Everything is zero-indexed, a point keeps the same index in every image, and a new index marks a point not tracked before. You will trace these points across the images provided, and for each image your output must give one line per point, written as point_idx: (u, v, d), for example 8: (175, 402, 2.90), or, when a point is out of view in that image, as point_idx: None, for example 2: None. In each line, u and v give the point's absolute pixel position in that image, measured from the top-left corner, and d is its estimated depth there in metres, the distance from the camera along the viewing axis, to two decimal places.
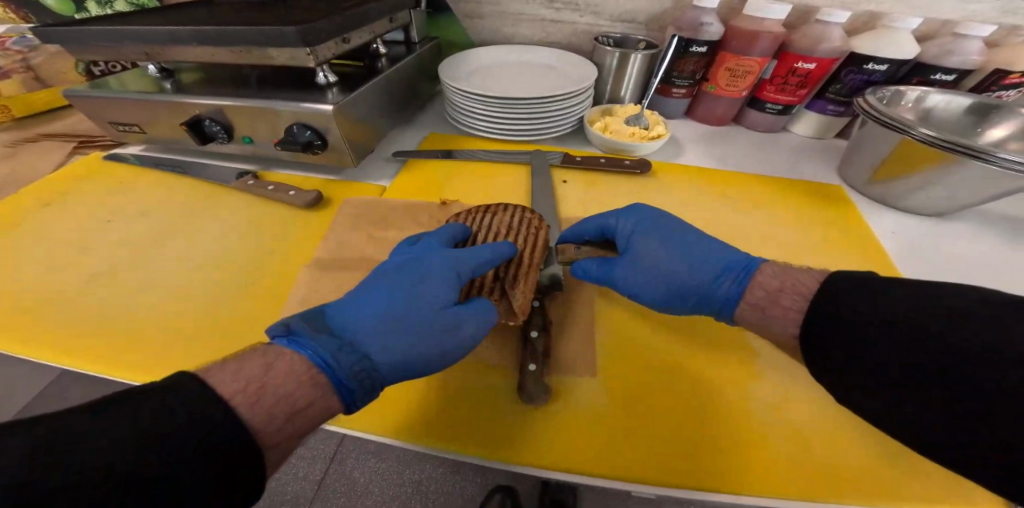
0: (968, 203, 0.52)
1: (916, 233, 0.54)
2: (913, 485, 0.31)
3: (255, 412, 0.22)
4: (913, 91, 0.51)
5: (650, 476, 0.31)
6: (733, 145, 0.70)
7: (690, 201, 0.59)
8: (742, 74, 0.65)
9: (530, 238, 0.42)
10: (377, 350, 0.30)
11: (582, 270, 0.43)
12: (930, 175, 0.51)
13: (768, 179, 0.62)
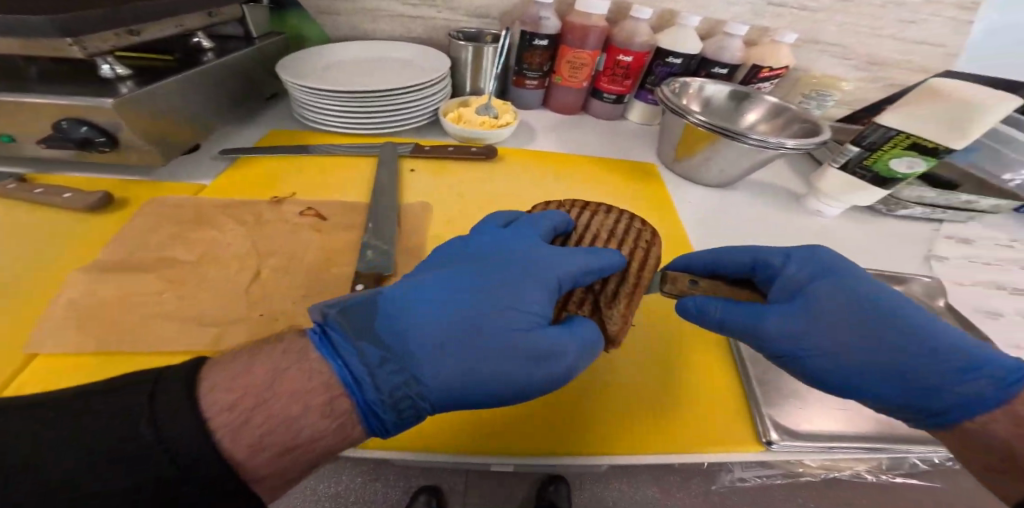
0: (736, 176, 0.64)
1: (705, 202, 0.64)
2: (681, 429, 0.38)
3: (236, 442, 0.22)
4: (687, 84, 0.65)
5: (471, 443, 0.34)
6: (578, 132, 0.78)
7: (528, 183, 0.61)
8: (580, 65, 0.75)
9: (639, 254, 0.42)
10: (443, 370, 0.28)
11: (692, 304, 0.37)
12: (708, 153, 0.62)
13: (599, 162, 0.67)
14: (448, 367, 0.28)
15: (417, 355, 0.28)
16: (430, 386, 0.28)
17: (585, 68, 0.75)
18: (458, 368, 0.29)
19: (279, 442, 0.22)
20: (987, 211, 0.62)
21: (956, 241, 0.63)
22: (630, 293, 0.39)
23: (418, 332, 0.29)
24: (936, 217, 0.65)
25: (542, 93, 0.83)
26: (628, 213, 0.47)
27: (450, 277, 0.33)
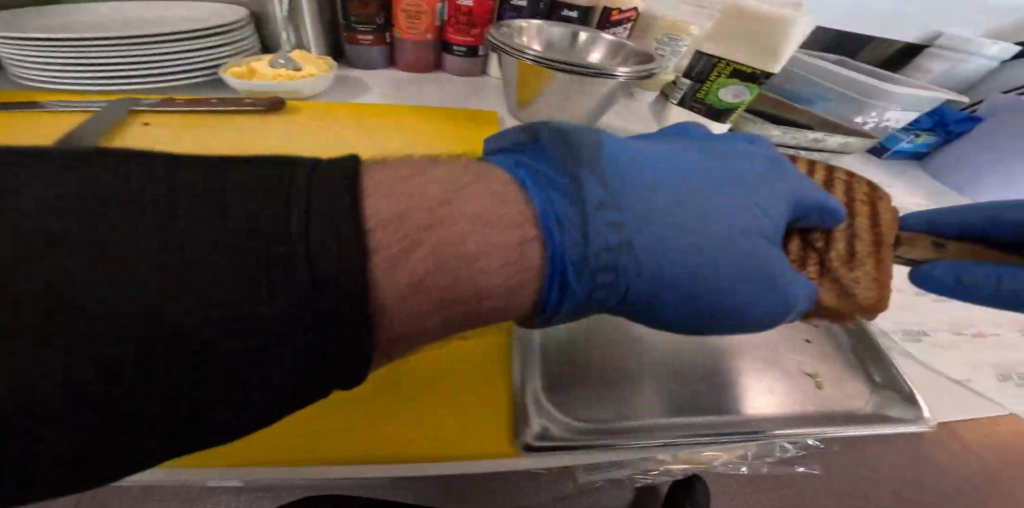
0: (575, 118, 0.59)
1: None
2: (446, 437, 0.32)
3: (398, 274, 0.21)
4: (523, 25, 0.60)
5: (224, 459, 0.29)
6: (424, 88, 0.67)
7: (320, 133, 0.52)
8: (416, 14, 0.66)
9: (861, 205, 0.36)
10: (619, 251, 0.27)
11: (940, 272, 0.28)
12: (547, 91, 0.57)
13: (422, 113, 0.58)
14: (657, 246, 0.28)
15: (625, 225, 0.27)
16: (644, 260, 0.27)
17: (425, 18, 0.67)
18: (638, 243, 0.27)
19: (440, 286, 0.22)
20: (837, 152, 0.58)
21: None
22: (872, 252, 0.32)
23: (626, 205, 0.28)
24: (790, 161, 0.61)
25: (388, 52, 0.73)
26: (836, 170, 0.41)
27: (672, 174, 0.31)
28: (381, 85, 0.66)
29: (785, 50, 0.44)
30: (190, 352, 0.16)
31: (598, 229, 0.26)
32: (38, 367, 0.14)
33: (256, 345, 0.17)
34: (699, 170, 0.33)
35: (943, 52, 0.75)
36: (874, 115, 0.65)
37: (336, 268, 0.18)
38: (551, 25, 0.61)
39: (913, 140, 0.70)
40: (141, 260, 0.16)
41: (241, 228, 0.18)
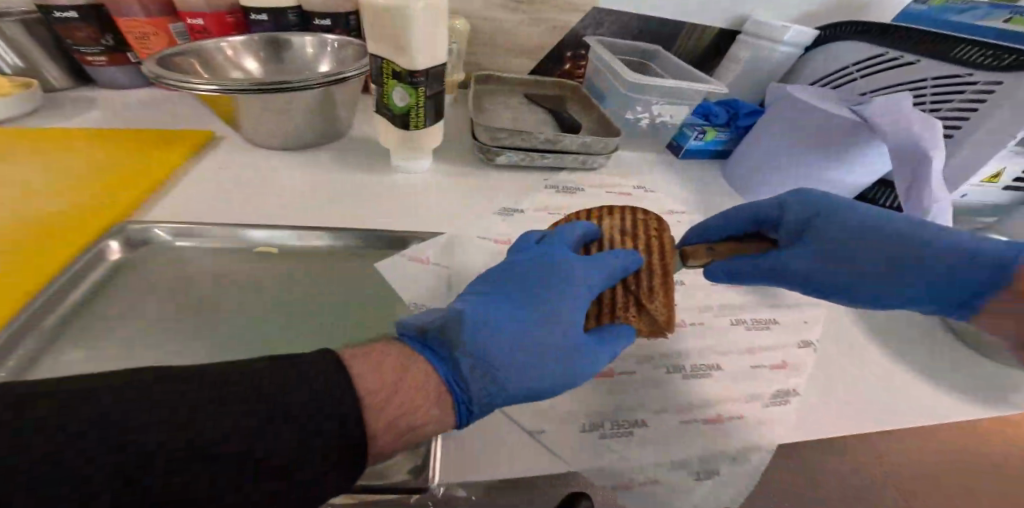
0: (295, 137, 0.54)
1: (247, 172, 0.50)
2: None
3: (386, 412, 0.23)
4: (221, 44, 0.49)
5: None
6: (165, 109, 0.58)
7: None
8: (145, 37, 0.56)
9: (654, 243, 0.43)
10: (508, 377, 0.30)
11: (721, 271, 0.38)
12: (248, 109, 0.48)
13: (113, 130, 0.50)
14: (511, 365, 0.30)
15: (489, 361, 0.29)
16: (513, 374, 0.30)
17: (161, 41, 0.57)
18: (511, 367, 0.30)
19: (398, 425, 0.23)
20: (584, 153, 0.55)
21: (557, 191, 0.55)
22: (663, 283, 0.40)
23: (489, 343, 0.30)
24: (545, 164, 0.57)
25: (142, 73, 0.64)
26: (632, 208, 0.47)
27: (543, 287, 0.35)
28: (112, 98, 0.60)
29: (431, 51, 0.41)
30: (194, 450, 0.16)
31: (482, 370, 0.29)
32: (192, 487, 0.16)
33: (312, 427, 0.19)
34: (538, 293, 0.35)
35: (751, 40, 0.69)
36: (640, 108, 0.61)
37: (331, 406, 0.20)
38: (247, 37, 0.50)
39: (701, 137, 0.64)
40: (167, 398, 0.17)
41: (213, 381, 0.19)
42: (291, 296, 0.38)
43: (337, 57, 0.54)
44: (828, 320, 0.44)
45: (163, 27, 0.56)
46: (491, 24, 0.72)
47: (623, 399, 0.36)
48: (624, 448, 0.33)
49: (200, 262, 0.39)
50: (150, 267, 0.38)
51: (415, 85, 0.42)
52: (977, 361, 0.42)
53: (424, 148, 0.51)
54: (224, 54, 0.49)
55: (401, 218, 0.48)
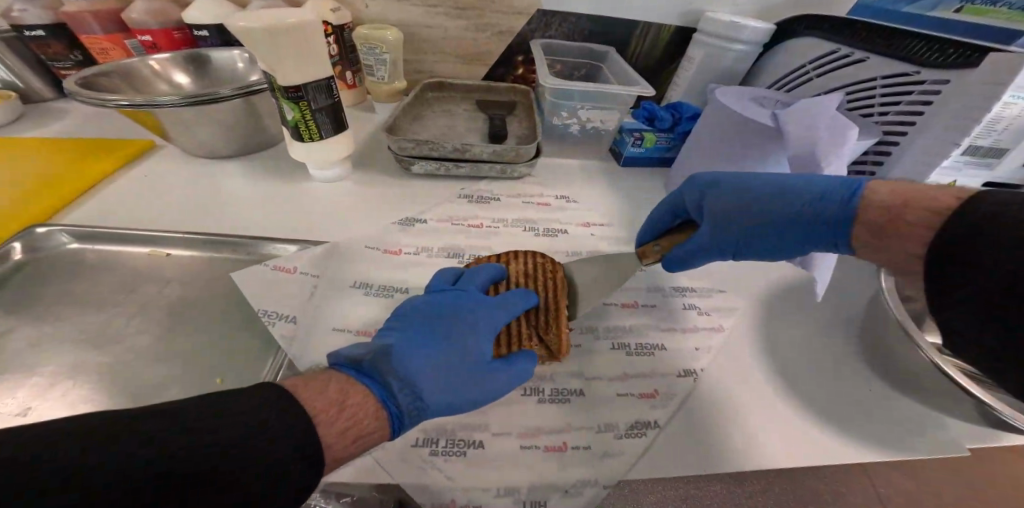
0: (221, 144, 0.56)
1: (175, 179, 0.53)
2: None
3: (332, 426, 0.24)
4: (147, 60, 0.52)
5: None
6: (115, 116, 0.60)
7: None
8: (105, 53, 0.58)
9: (551, 285, 0.42)
10: (436, 393, 0.31)
11: (676, 256, 0.42)
12: (172, 121, 0.50)
13: (54, 140, 0.53)
14: (432, 383, 0.32)
15: (412, 381, 0.31)
16: (433, 394, 0.31)
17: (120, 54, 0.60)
18: (438, 382, 0.32)
19: (352, 431, 0.25)
20: (499, 162, 0.55)
21: (470, 201, 0.55)
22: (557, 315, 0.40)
23: (411, 364, 0.32)
24: (464, 173, 0.57)
25: None
26: (517, 252, 0.46)
27: (460, 309, 0.36)
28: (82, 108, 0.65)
29: (304, 65, 0.43)
30: (203, 463, 0.18)
31: (413, 385, 0.31)
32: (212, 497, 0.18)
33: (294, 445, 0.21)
34: (457, 311, 0.36)
35: (704, 39, 0.59)
36: (567, 114, 0.58)
37: (303, 432, 0.22)
38: (173, 54, 0.53)
39: (639, 144, 0.59)
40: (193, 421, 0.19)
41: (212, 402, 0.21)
42: (200, 301, 0.39)
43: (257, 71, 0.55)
44: (724, 348, 0.40)
45: (120, 42, 0.58)
46: (433, 33, 0.72)
47: (469, 418, 0.36)
48: (453, 473, 0.32)
49: (94, 261, 0.41)
50: (50, 269, 0.40)
51: (297, 99, 0.45)
52: (894, 401, 0.36)
53: (338, 157, 0.53)
54: (150, 69, 0.52)
55: (298, 226, 0.48)
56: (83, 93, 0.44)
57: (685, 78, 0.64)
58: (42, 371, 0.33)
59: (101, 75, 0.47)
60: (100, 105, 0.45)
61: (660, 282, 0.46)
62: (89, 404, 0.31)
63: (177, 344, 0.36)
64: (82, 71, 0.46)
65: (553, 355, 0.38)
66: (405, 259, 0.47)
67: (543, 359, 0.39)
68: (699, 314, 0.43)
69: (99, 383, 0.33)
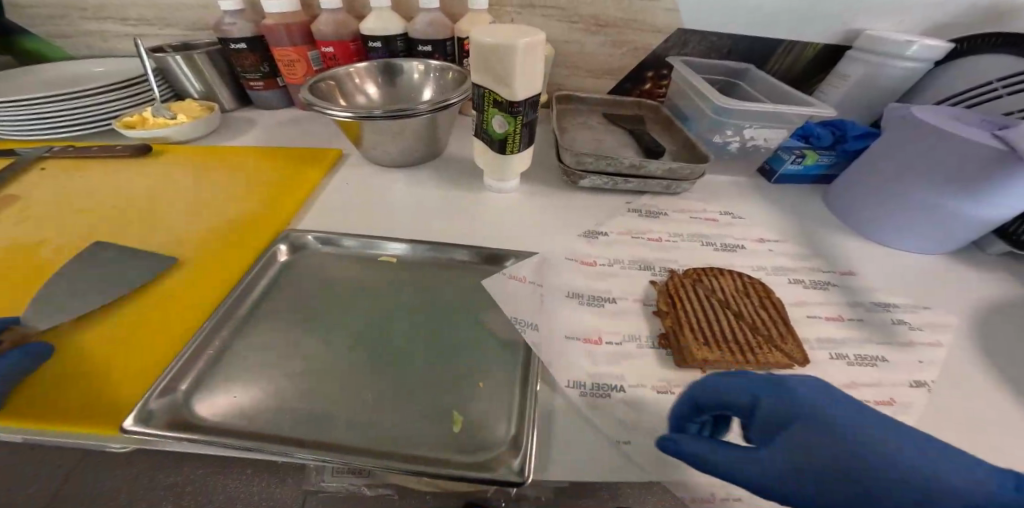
0: (404, 153, 0.60)
1: (369, 187, 0.57)
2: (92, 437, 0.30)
3: None
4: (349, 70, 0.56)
5: None
6: (297, 127, 0.66)
7: (164, 171, 0.53)
8: (290, 64, 0.63)
9: (771, 306, 0.42)
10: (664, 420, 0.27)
11: None
12: (373, 128, 0.54)
13: (259, 151, 0.58)
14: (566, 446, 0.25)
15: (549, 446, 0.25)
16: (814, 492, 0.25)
17: (302, 67, 0.64)
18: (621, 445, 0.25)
19: None
20: (669, 178, 0.57)
21: (641, 214, 0.57)
22: (783, 328, 0.40)
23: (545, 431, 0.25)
24: (628, 188, 0.59)
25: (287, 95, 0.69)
26: (722, 269, 0.47)
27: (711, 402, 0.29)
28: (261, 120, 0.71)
29: (529, 82, 0.45)
30: None
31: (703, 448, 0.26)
32: None
33: None
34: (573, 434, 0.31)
35: (862, 55, 0.61)
36: (730, 131, 0.60)
37: None
38: (369, 65, 0.57)
39: (799, 161, 0.60)
40: None
41: None
42: (441, 305, 0.43)
43: (438, 83, 0.59)
44: (949, 363, 0.40)
45: (304, 54, 0.63)
46: (571, 49, 0.76)
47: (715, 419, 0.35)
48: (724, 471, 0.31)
49: (344, 263, 0.45)
50: (307, 268, 0.44)
51: (514, 114, 0.47)
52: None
53: (519, 170, 0.56)
54: (352, 79, 0.56)
55: (493, 237, 0.51)
56: (315, 103, 0.50)
57: (833, 95, 0.65)
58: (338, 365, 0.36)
59: (321, 85, 0.52)
60: (328, 113, 0.49)
61: (859, 297, 0.47)
62: (394, 393, 0.34)
63: (440, 341, 0.39)
64: (309, 81, 0.51)
65: (795, 363, 0.38)
66: (603, 270, 0.48)
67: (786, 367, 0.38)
68: (912, 330, 0.43)
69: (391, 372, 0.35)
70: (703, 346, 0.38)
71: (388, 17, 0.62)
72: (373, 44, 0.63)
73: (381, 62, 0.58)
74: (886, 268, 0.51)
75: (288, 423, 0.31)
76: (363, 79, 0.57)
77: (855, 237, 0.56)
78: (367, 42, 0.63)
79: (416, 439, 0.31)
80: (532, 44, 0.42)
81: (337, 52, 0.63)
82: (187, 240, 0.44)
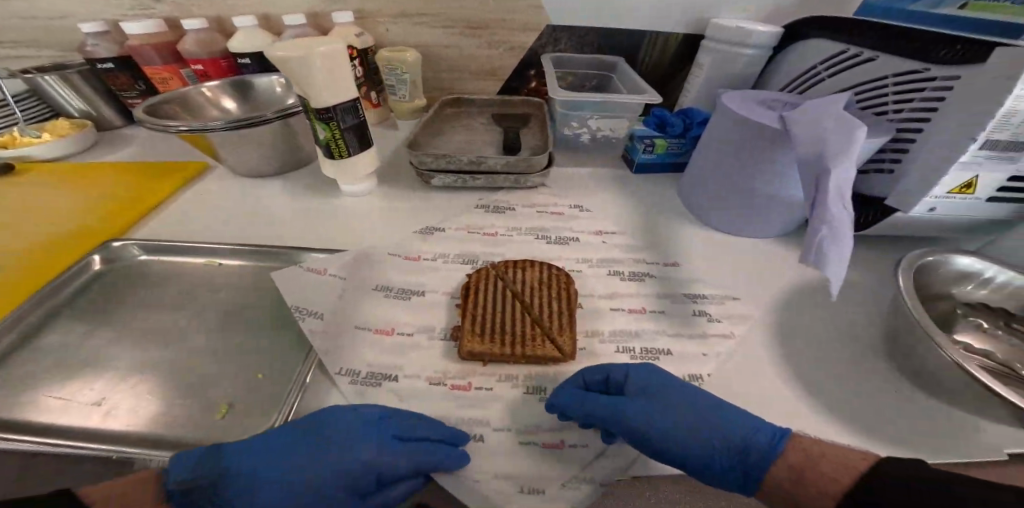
0: (267, 162, 0.64)
1: (232, 198, 0.62)
2: None
3: None
4: (200, 89, 0.62)
5: None
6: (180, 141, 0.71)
7: (37, 191, 0.59)
8: (163, 81, 0.69)
9: (562, 295, 0.44)
10: (331, 447, 0.31)
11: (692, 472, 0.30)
12: (222, 140, 0.57)
13: (131, 170, 0.64)
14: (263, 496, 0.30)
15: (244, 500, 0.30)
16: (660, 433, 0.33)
17: (177, 83, 0.70)
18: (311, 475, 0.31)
19: None
20: (512, 172, 0.58)
21: (487, 210, 0.58)
22: (566, 316, 0.42)
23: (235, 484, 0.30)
24: (480, 185, 0.60)
25: None
26: (537, 261, 0.49)
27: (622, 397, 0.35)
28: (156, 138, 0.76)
29: (336, 90, 0.47)
30: None
31: (368, 449, 0.31)
32: None
33: None
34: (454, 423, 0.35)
35: (712, 44, 0.67)
36: (577, 123, 0.63)
37: None
38: (219, 84, 0.64)
39: (651, 150, 0.63)
40: None
41: None
42: (252, 303, 0.46)
43: (289, 92, 0.64)
44: (732, 353, 0.41)
45: (176, 72, 0.69)
46: (455, 54, 0.77)
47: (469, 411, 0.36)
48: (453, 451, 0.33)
49: (175, 275, 0.49)
50: (131, 277, 0.49)
51: (327, 120, 0.49)
52: (913, 402, 0.37)
53: (364, 174, 0.58)
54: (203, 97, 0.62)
55: (330, 239, 0.54)
56: (154, 123, 0.52)
57: (697, 84, 0.71)
58: (117, 365, 0.38)
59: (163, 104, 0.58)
60: (166, 132, 0.52)
61: (673, 288, 0.47)
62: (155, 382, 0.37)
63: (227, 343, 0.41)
64: (149, 101, 0.56)
65: (563, 351, 0.39)
66: (423, 264, 0.50)
67: (555, 361, 0.39)
68: (710, 322, 0.44)
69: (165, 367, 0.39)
70: (474, 338, 0.40)
71: (251, 32, 0.65)
72: (243, 61, 0.67)
73: (231, 80, 0.64)
74: (717, 255, 0.52)
75: (46, 413, 0.34)
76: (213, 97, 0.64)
77: (699, 226, 0.57)
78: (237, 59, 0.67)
79: (171, 431, 0.34)
80: (328, 53, 0.44)
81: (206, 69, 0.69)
82: (27, 250, 0.50)
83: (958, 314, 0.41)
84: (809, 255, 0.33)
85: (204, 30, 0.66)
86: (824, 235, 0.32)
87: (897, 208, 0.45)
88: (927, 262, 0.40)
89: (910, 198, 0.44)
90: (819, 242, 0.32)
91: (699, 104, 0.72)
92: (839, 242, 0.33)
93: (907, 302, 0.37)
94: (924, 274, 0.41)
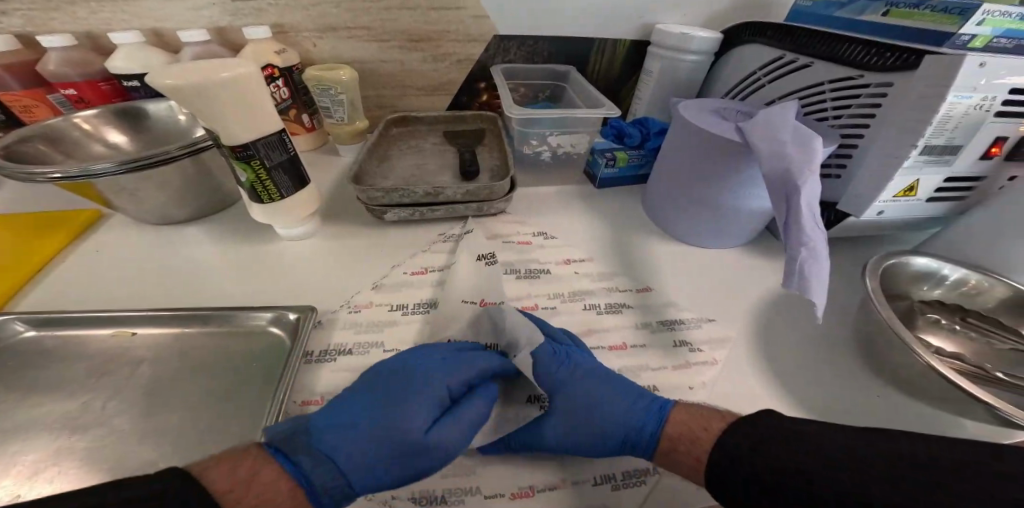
0: (184, 208, 0.55)
1: (143, 250, 0.52)
2: None
3: None
4: (73, 120, 0.51)
5: None
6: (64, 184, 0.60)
7: None
8: (24, 107, 0.58)
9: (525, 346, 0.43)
10: (410, 396, 0.33)
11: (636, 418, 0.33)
12: (116, 186, 0.47)
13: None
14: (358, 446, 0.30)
15: (337, 461, 0.30)
16: (584, 402, 0.36)
17: (44, 110, 0.59)
18: (441, 439, 0.31)
19: None
20: (473, 201, 0.53)
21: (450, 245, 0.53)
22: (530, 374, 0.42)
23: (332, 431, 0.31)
24: (439, 216, 0.55)
25: None
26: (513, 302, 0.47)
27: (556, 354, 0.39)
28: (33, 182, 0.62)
29: (252, 123, 0.40)
30: None
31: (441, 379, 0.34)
32: None
33: None
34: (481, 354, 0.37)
35: (656, 52, 0.67)
36: (536, 141, 0.60)
37: None
38: (101, 112, 0.53)
39: (612, 164, 0.61)
40: None
41: None
42: (180, 381, 0.39)
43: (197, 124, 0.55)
44: (717, 383, 0.39)
45: (42, 98, 0.58)
46: (394, 70, 0.71)
47: (457, 481, 0.32)
48: None
49: (70, 357, 0.40)
50: (12, 363, 0.39)
51: (247, 158, 0.41)
52: (908, 411, 0.37)
53: (303, 216, 0.50)
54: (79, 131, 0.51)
55: (272, 293, 0.46)
56: (11, 169, 0.42)
57: (646, 91, 0.71)
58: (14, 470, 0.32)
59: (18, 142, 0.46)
60: (25, 177, 0.41)
61: (653, 318, 0.45)
62: (74, 481, 0.31)
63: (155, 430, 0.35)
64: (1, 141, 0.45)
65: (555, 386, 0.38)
66: (380, 317, 0.43)
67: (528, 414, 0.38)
68: (692, 350, 0.41)
69: (81, 466, 0.33)
70: None
71: (139, 51, 0.55)
72: (127, 83, 0.56)
73: (116, 108, 0.53)
74: (693, 271, 0.51)
75: None
76: (95, 132, 0.53)
77: (669, 240, 0.56)
78: (122, 81, 0.56)
79: None
80: (232, 80, 0.36)
81: (81, 93, 0.58)
82: None
83: (916, 311, 0.45)
84: (793, 280, 0.34)
85: (71, 49, 0.55)
86: (806, 258, 0.33)
87: (850, 211, 0.47)
88: (893, 265, 0.44)
89: (861, 202, 0.45)
90: (802, 266, 0.33)
91: (652, 110, 0.72)
92: (817, 263, 0.34)
93: (871, 300, 0.39)
94: (888, 276, 0.44)
